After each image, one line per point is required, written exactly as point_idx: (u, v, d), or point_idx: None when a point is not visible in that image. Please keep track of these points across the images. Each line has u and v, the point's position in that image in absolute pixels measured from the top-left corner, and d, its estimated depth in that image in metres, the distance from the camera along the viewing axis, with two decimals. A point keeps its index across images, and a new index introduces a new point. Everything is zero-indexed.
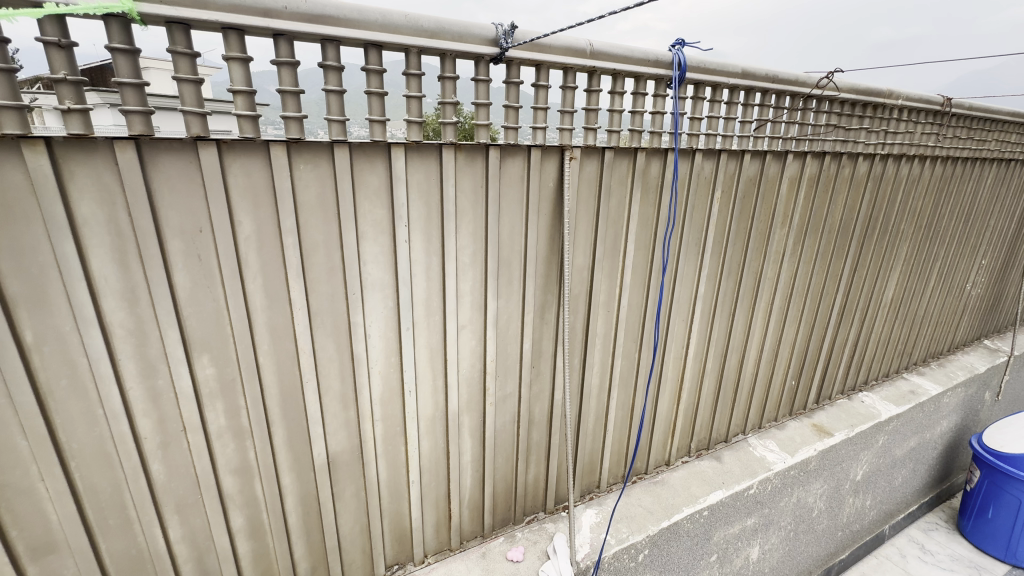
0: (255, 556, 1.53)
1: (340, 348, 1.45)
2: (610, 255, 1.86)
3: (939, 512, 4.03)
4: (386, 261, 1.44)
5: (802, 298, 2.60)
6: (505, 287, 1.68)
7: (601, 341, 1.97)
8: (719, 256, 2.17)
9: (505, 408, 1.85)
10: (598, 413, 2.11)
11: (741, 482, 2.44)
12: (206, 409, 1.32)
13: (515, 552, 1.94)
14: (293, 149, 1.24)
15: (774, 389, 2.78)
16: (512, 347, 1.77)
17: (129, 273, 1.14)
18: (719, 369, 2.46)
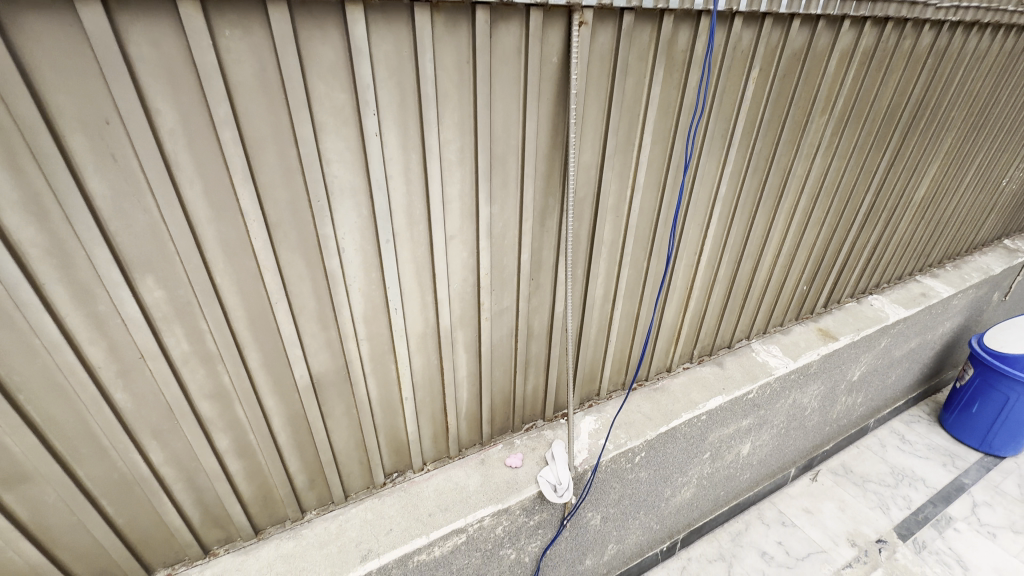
0: (248, 472, 1.50)
1: (310, 265, 1.27)
2: (623, 150, 1.59)
3: (923, 406, 4.18)
4: (355, 161, 1.19)
5: (829, 198, 2.35)
6: (500, 190, 1.45)
7: (607, 250, 1.78)
8: (747, 150, 1.89)
9: (502, 323, 1.72)
10: (601, 325, 1.99)
11: (741, 387, 2.43)
12: (163, 335, 1.17)
13: (512, 459, 1.96)
14: (212, 7, 0.93)
15: (784, 295, 2.65)
16: (509, 258, 1.59)
17: (26, 179, 0.91)
18: (731, 276, 2.30)
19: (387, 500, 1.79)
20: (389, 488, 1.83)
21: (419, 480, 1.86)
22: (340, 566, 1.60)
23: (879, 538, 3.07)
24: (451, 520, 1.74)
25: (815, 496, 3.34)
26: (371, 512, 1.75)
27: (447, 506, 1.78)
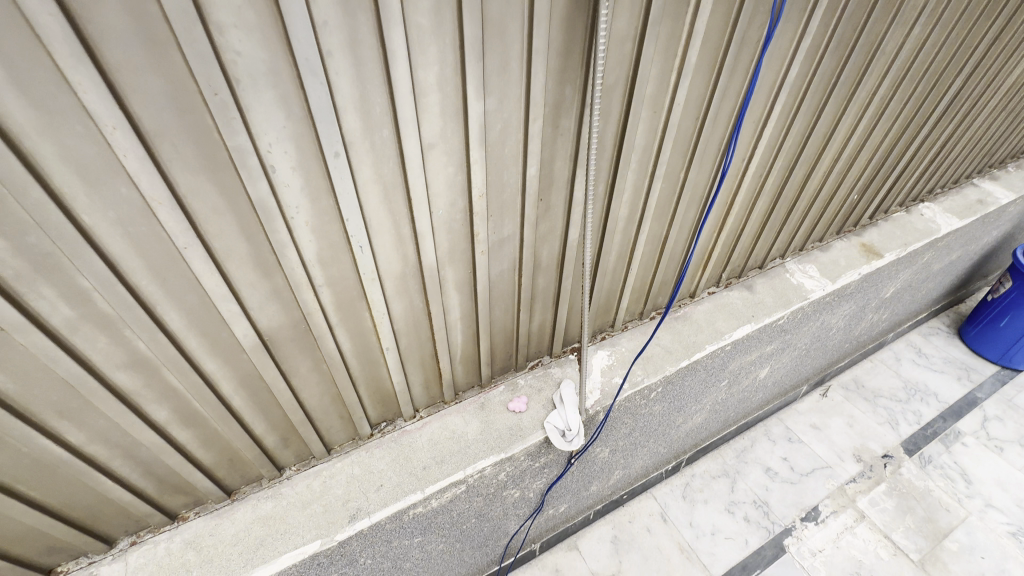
0: (203, 440, 1.26)
1: (228, 193, 0.88)
2: (672, 13, 1.11)
3: (944, 317, 3.98)
4: (268, 28, 0.76)
5: (912, 86, 1.88)
6: (498, 76, 1.01)
7: (637, 159, 1.37)
8: (834, 15, 1.39)
9: (502, 256, 1.37)
10: (621, 252, 1.64)
11: (772, 314, 2.15)
12: (28, 298, 0.83)
13: (516, 403, 1.74)
14: None
15: (832, 207, 2.28)
16: (511, 174, 1.19)
17: None
18: (778, 187, 1.90)
19: (376, 453, 1.59)
20: (377, 440, 1.62)
21: (412, 430, 1.65)
22: (327, 528, 1.44)
23: (885, 453, 3.03)
24: (449, 474, 1.56)
25: (824, 412, 3.26)
26: (359, 467, 1.56)
27: (444, 458, 1.59)
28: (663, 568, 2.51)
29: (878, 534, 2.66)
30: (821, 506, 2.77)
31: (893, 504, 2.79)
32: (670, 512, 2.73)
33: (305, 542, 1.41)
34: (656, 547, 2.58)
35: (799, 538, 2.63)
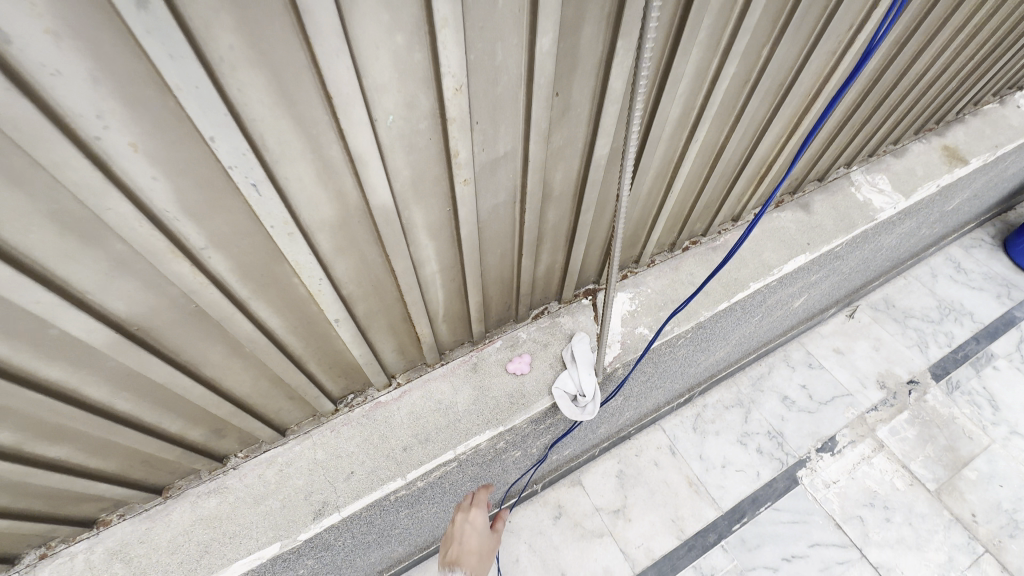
0: (92, 451, 0.92)
1: None
2: None
3: (990, 227, 3.57)
4: None
5: None
6: None
7: (708, 23, 0.86)
8: None
9: (495, 185, 0.92)
10: (662, 171, 1.18)
11: (831, 241, 1.74)
12: None
13: (517, 364, 1.39)
14: None
15: (923, 96, 1.77)
16: (507, 50, 0.70)
17: None
18: (876, 69, 1.40)
19: (343, 433, 1.27)
20: (344, 415, 1.30)
21: (387, 402, 1.32)
22: (288, 527, 1.18)
23: (911, 379, 2.82)
24: (436, 456, 1.27)
25: (849, 335, 3.00)
26: (322, 450, 1.25)
27: (429, 436, 1.29)
28: (670, 503, 2.40)
29: (895, 464, 2.53)
30: (838, 436, 2.61)
31: (914, 433, 2.64)
32: (679, 445, 2.57)
33: (262, 545, 1.16)
34: (664, 482, 2.45)
35: (813, 470, 2.51)
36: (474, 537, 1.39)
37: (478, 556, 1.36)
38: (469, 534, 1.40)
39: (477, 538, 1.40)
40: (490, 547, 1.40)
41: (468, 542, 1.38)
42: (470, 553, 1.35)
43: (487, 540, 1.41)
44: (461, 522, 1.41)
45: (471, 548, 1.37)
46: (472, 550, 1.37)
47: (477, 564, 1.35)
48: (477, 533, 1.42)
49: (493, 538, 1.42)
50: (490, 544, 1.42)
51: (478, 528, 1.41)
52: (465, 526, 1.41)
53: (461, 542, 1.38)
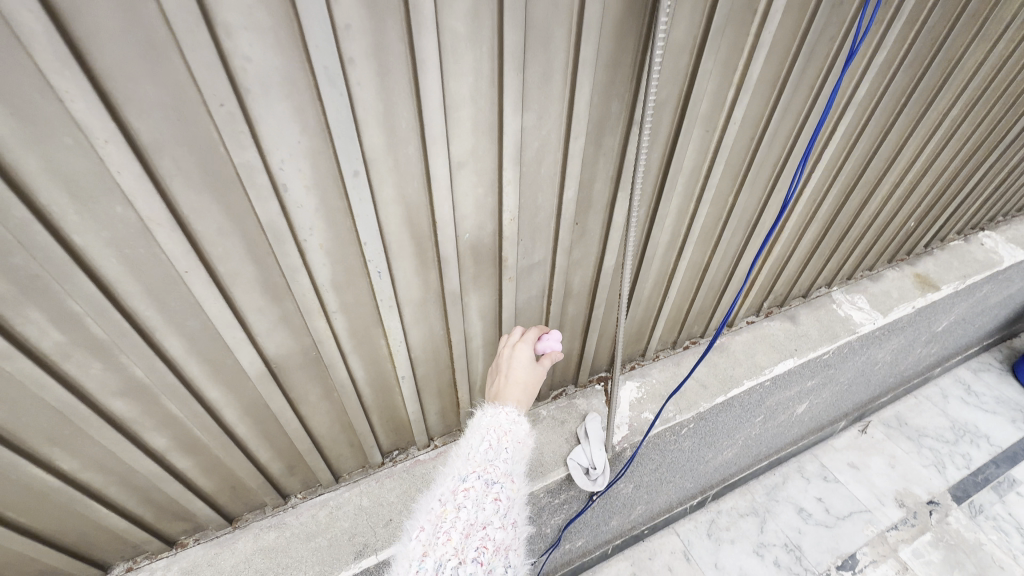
0: (205, 467, 1.18)
1: (237, 213, 0.80)
2: (737, 19, 0.97)
3: (995, 352, 3.70)
4: (282, 30, 0.66)
5: (988, 103, 1.71)
6: (538, 89, 0.89)
7: (685, 182, 1.25)
8: (912, 25, 1.24)
9: (531, 281, 1.25)
10: (659, 278, 1.51)
11: (818, 348, 1.97)
12: (13, 323, 0.75)
13: (544, 345, 1.25)
14: None
15: (887, 234, 2.09)
16: (546, 195, 1.08)
17: None
18: (831, 214, 1.75)
19: (386, 484, 1.49)
20: (388, 469, 1.53)
21: (425, 460, 1.55)
22: (332, 563, 1.32)
23: (931, 499, 2.81)
24: None
25: (863, 450, 3.05)
26: (368, 497, 1.46)
27: None
28: None
29: None
30: (859, 554, 2.56)
31: (940, 557, 2.57)
32: (694, 551, 2.56)
33: None
34: None
35: None
36: (518, 366, 1.18)
37: (523, 389, 1.15)
38: (512, 364, 1.18)
39: (521, 369, 1.18)
40: (536, 382, 1.18)
41: (510, 373, 1.17)
42: (515, 385, 1.15)
43: (533, 372, 1.19)
44: (506, 355, 1.22)
45: (515, 379, 1.16)
46: (517, 380, 1.16)
47: (521, 398, 1.14)
48: (522, 361, 1.20)
49: (540, 372, 1.19)
50: (536, 377, 1.19)
51: (524, 357, 1.20)
52: (510, 357, 1.21)
53: (504, 374, 1.18)
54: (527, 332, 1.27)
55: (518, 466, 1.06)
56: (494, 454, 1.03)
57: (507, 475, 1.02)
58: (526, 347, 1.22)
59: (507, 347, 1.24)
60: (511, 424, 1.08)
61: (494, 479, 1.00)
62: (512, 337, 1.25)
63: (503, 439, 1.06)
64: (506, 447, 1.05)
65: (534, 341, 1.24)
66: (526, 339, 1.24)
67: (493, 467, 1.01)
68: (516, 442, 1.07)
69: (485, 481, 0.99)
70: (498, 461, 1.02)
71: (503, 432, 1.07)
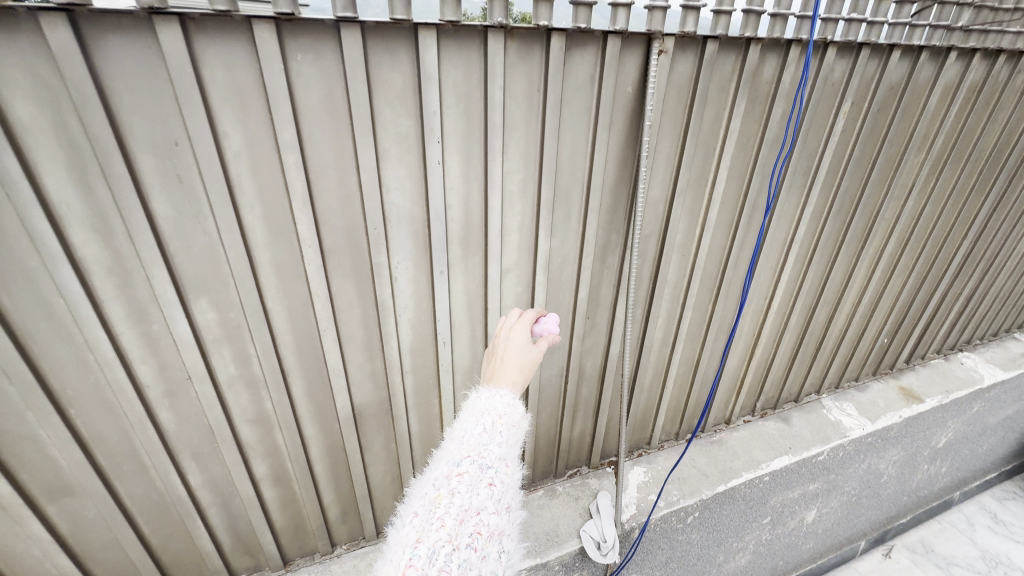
0: (282, 500, 1.45)
1: (362, 293, 1.22)
2: (696, 185, 1.46)
3: (1019, 481, 3.66)
4: (415, 189, 1.14)
5: (921, 243, 2.13)
6: (561, 223, 1.35)
7: (671, 291, 1.65)
8: (831, 190, 1.71)
9: (553, 361, 1.60)
10: (657, 369, 1.84)
11: (811, 448, 2.16)
12: (211, 356, 1.14)
13: (542, 327, 1.03)
14: (284, 30, 0.90)
15: (861, 347, 2.40)
16: (566, 295, 1.48)
17: (95, 195, 0.91)
18: (802, 327, 2.11)
19: None
20: None
21: None
22: None
23: None
24: None
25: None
26: None
27: None
28: None
29: None
30: None
31: None
32: None
33: None
34: None
35: None
36: (513, 346, 0.94)
37: (521, 371, 0.90)
38: (507, 346, 0.94)
39: (517, 350, 0.93)
40: (536, 363, 0.92)
41: (505, 354, 0.92)
42: (510, 364, 0.90)
43: (532, 352, 0.93)
44: (501, 337, 0.98)
45: (510, 358, 0.91)
46: (511, 360, 0.90)
47: (518, 379, 0.88)
48: (518, 343, 0.95)
49: (540, 351, 0.94)
50: (536, 358, 0.93)
51: (520, 338, 0.96)
52: (503, 339, 0.97)
53: (497, 355, 0.93)
54: (521, 315, 1.05)
55: (517, 452, 0.80)
56: (489, 437, 0.77)
57: (506, 460, 0.76)
58: (521, 329, 0.98)
59: (501, 330, 1.00)
60: (509, 408, 0.81)
61: (490, 463, 0.74)
62: (506, 320, 1.02)
63: (502, 420, 0.79)
64: (503, 431, 0.78)
65: (531, 323, 1.02)
66: (521, 321, 1.01)
67: (489, 451, 0.75)
68: (517, 424, 0.81)
69: (480, 467, 0.73)
70: (494, 445, 0.76)
71: (499, 415, 0.80)
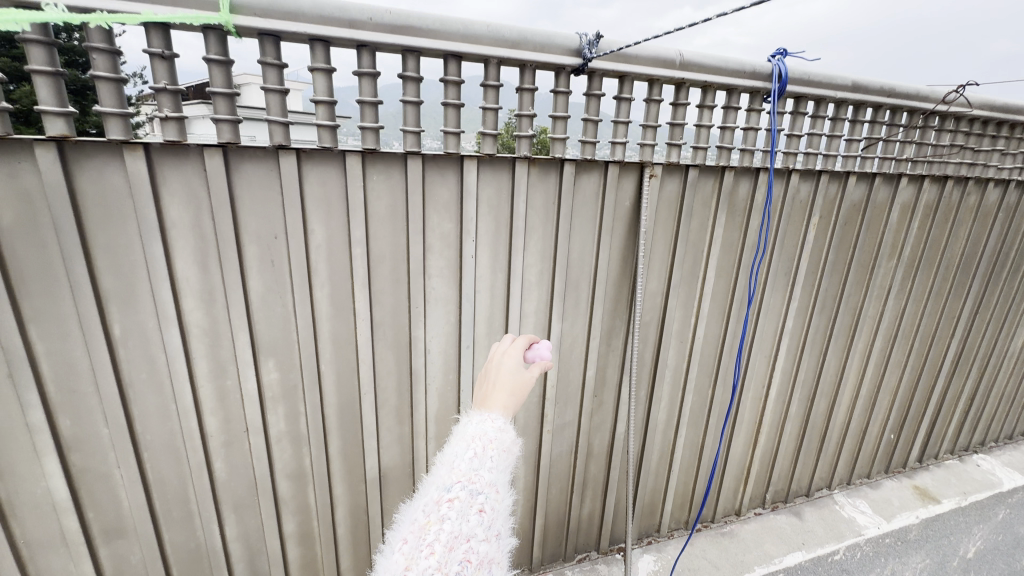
0: (303, 562, 1.53)
1: (399, 362, 1.43)
2: (688, 280, 1.69)
3: None
4: (451, 276, 1.40)
5: (909, 341, 2.28)
6: (572, 309, 1.57)
7: (672, 374, 1.81)
8: (812, 289, 1.93)
9: (563, 436, 1.73)
10: (663, 450, 1.93)
11: (825, 545, 2.14)
12: (268, 411, 1.33)
13: (534, 353, 0.94)
14: (367, 159, 1.22)
15: (867, 442, 2.45)
16: (575, 373, 1.66)
17: (208, 273, 1.18)
18: (804, 418, 2.20)
19: None
20: None
21: None
22: None
23: None
24: None
25: None
26: None
27: None
28: None
29: None
30: None
31: None
32: None
33: None
34: None
35: None
36: (505, 370, 0.86)
37: (512, 396, 0.83)
38: (498, 368, 0.87)
39: (510, 373, 0.86)
40: (530, 388, 0.85)
41: (497, 378, 0.85)
42: (502, 390, 0.83)
43: (524, 376, 0.87)
44: (491, 360, 0.90)
45: (502, 383, 0.84)
46: (503, 385, 0.84)
47: (510, 405, 0.82)
48: (511, 366, 0.88)
49: (534, 376, 0.86)
50: (530, 384, 0.86)
51: (514, 361, 0.88)
52: (494, 362, 0.89)
53: (488, 379, 0.86)
54: (514, 339, 0.96)
55: (508, 477, 0.77)
56: (480, 463, 0.74)
57: (497, 486, 0.73)
58: (515, 352, 0.90)
59: (492, 353, 0.92)
60: (502, 433, 0.77)
61: (481, 489, 0.71)
62: (498, 344, 0.93)
63: (494, 444, 0.76)
64: (495, 456, 0.75)
65: (524, 346, 0.93)
66: (515, 343, 0.93)
67: (479, 476, 0.72)
68: (509, 449, 0.78)
69: (470, 492, 0.70)
70: (485, 470, 0.73)
71: (491, 440, 0.76)
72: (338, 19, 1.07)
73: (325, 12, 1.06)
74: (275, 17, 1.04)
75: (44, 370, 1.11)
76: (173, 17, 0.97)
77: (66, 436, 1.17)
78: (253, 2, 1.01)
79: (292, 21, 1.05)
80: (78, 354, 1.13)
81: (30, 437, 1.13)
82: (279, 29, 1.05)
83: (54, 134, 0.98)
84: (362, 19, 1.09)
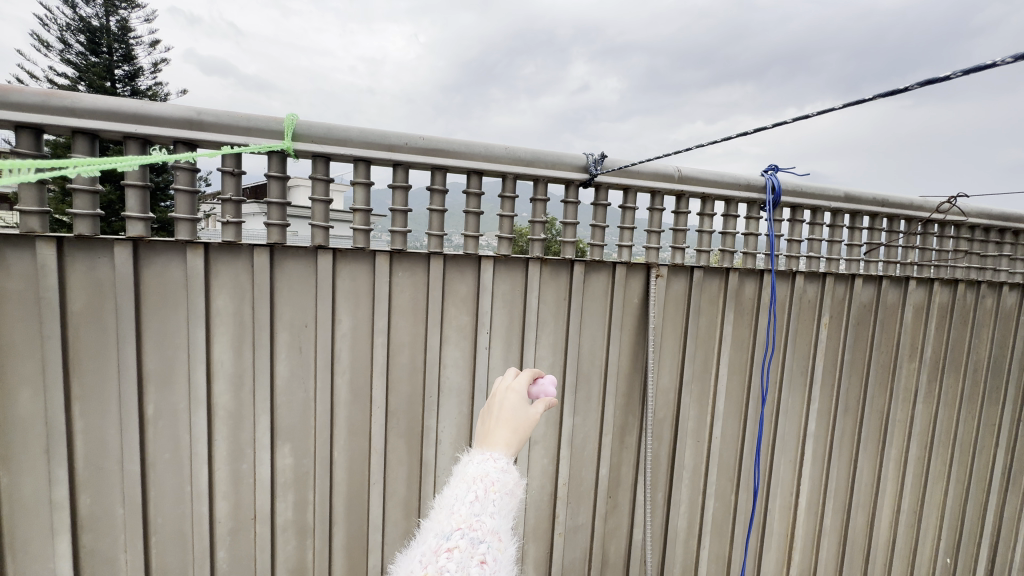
0: None
1: (410, 451, 1.44)
2: (700, 377, 1.70)
3: None
4: (465, 366, 1.46)
5: (947, 450, 2.14)
6: (584, 403, 1.58)
7: (690, 476, 1.74)
8: (831, 391, 1.89)
9: (575, 542, 1.63)
10: (686, 565, 1.78)
11: None
12: (277, 499, 1.34)
13: (538, 389, 0.94)
14: (395, 258, 1.36)
15: (919, 566, 2.20)
16: (588, 471, 1.62)
17: (241, 357, 1.27)
18: (841, 530, 2.02)
19: None
20: None
21: None
22: None
23: None
24: None
25: None
26: None
27: None
28: None
29: None
30: None
31: None
32: None
33: None
34: None
35: None
36: (509, 406, 0.87)
37: (513, 433, 0.83)
38: (501, 403, 0.87)
39: (514, 409, 0.86)
40: (533, 425, 0.85)
41: (500, 414, 0.86)
42: (504, 426, 0.84)
43: (527, 413, 0.86)
44: (495, 394, 0.90)
45: (504, 419, 0.85)
46: (506, 421, 0.85)
47: (512, 443, 0.82)
48: (514, 402, 0.88)
49: (537, 413, 0.86)
50: (534, 420, 0.86)
51: (518, 396, 0.88)
52: (498, 396, 0.89)
53: (491, 413, 0.87)
54: (518, 373, 0.97)
55: (509, 525, 0.77)
56: (481, 507, 0.74)
57: (498, 533, 0.73)
58: (519, 387, 0.90)
59: (497, 386, 0.92)
60: (504, 475, 0.77)
61: (482, 537, 0.71)
62: (502, 376, 0.93)
63: (494, 487, 0.76)
64: (497, 500, 0.75)
65: (529, 380, 0.94)
66: (519, 376, 0.93)
67: (480, 523, 0.73)
68: (510, 492, 0.78)
69: (471, 540, 0.71)
70: (486, 515, 0.73)
71: (492, 482, 0.76)
72: (380, 144, 1.28)
73: (370, 139, 1.27)
74: (328, 143, 1.24)
75: (77, 446, 1.17)
76: (245, 142, 1.19)
77: (83, 515, 1.20)
78: (311, 132, 1.22)
79: (341, 146, 1.25)
80: (112, 432, 1.19)
81: (50, 515, 1.17)
82: (329, 151, 1.25)
83: (132, 234, 1.15)
84: (399, 144, 1.29)
